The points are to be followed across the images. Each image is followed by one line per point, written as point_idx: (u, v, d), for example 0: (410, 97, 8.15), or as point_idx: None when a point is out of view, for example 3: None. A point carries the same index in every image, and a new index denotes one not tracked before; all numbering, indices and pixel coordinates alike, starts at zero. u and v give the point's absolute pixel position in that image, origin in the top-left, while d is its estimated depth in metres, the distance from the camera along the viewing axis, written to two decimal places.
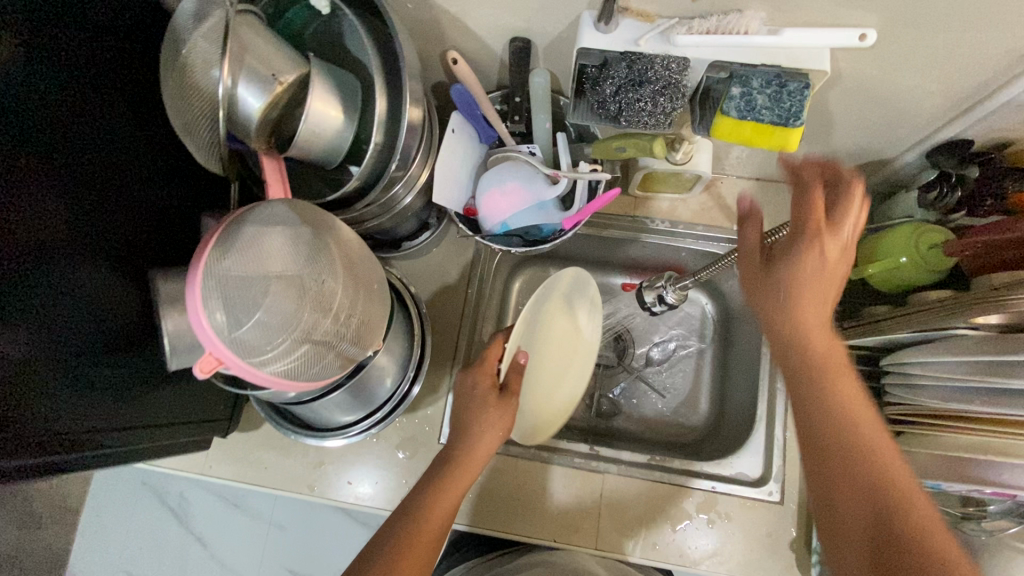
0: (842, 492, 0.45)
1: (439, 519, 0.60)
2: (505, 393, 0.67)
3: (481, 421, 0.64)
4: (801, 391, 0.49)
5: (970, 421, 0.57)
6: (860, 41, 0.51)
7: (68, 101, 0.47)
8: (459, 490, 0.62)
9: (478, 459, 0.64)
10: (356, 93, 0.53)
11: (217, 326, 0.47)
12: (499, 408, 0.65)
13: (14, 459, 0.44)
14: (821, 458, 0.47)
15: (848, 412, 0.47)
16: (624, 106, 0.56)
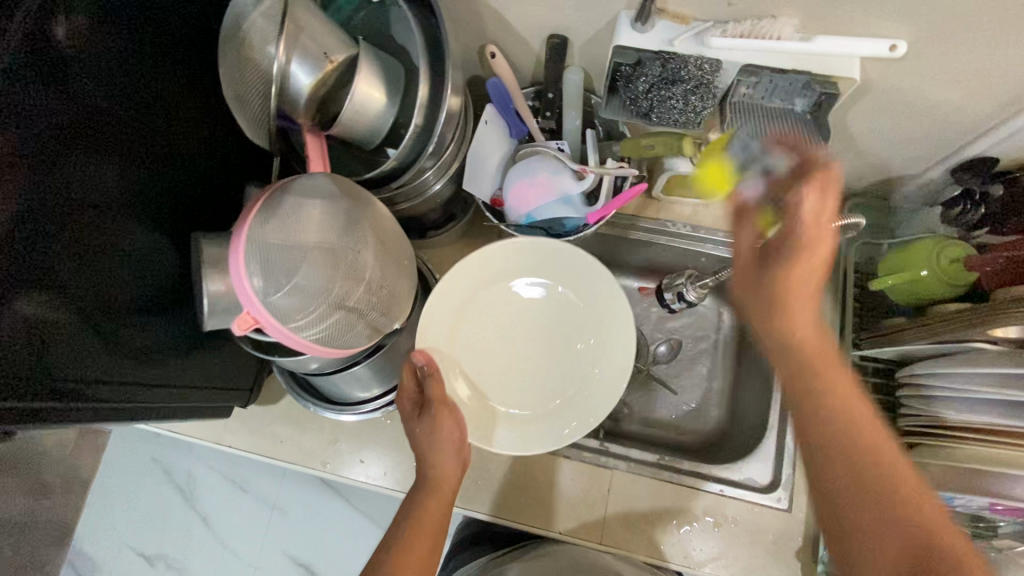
0: (867, 500, 0.47)
1: (425, 543, 0.59)
2: (426, 409, 0.63)
3: (428, 442, 0.62)
4: (852, 505, 0.48)
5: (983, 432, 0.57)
6: (890, 50, 0.52)
7: (128, 66, 0.50)
8: (440, 512, 0.61)
9: (447, 479, 0.62)
10: (399, 76, 0.55)
11: (257, 288, 0.49)
12: (427, 423, 0.63)
13: (45, 398, 0.46)
14: (861, 531, 0.47)
15: (879, 462, 0.48)
16: (656, 103, 0.58)
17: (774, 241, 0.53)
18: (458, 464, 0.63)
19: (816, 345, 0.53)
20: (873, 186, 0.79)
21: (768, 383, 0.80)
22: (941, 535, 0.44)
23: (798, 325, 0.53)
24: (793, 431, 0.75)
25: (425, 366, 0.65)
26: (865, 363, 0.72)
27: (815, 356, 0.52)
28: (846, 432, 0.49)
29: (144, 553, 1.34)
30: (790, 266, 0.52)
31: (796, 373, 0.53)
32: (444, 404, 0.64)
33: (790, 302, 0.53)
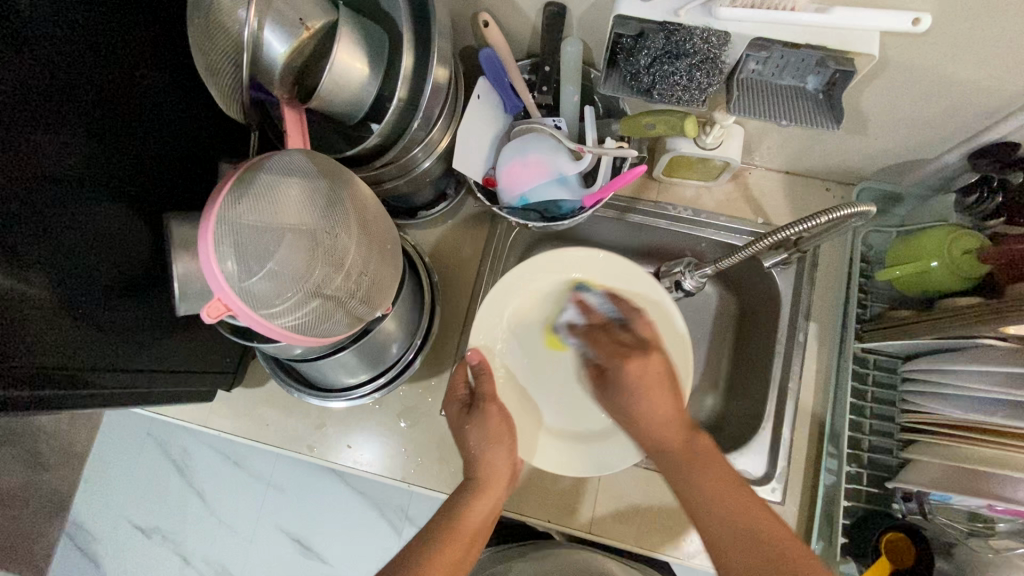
0: (731, 535, 0.51)
1: (470, 535, 0.57)
2: (476, 408, 0.63)
3: (480, 437, 0.62)
4: (706, 500, 0.53)
5: (984, 432, 0.55)
6: (912, 25, 0.48)
7: (83, 32, 0.46)
8: (488, 505, 0.59)
9: (499, 474, 0.61)
10: (383, 46, 0.52)
11: (229, 272, 0.46)
12: (477, 421, 0.62)
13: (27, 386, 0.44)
14: (722, 553, 0.51)
15: (710, 501, 0.52)
16: (657, 79, 0.54)
17: (616, 338, 0.62)
18: (509, 463, 0.61)
19: (665, 421, 0.56)
20: (884, 171, 0.75)
21: (766, 374, 0.78)
22: (780, 537, 0.50)
23: (648, 406, 0.56)
24: (790, 422, 0.74)
25: (477, 366, 0.66)
26: (866, 355, 0.71)
27: (658, 419, 0.56)
28: (668, 455, 0.56)
29: (140, 525, 1.36)
30: (633, 357, 0.57)
31: (637, 418, 0.57)
32: (492, 402, 0.64)
33: (644, 393, 0.56)
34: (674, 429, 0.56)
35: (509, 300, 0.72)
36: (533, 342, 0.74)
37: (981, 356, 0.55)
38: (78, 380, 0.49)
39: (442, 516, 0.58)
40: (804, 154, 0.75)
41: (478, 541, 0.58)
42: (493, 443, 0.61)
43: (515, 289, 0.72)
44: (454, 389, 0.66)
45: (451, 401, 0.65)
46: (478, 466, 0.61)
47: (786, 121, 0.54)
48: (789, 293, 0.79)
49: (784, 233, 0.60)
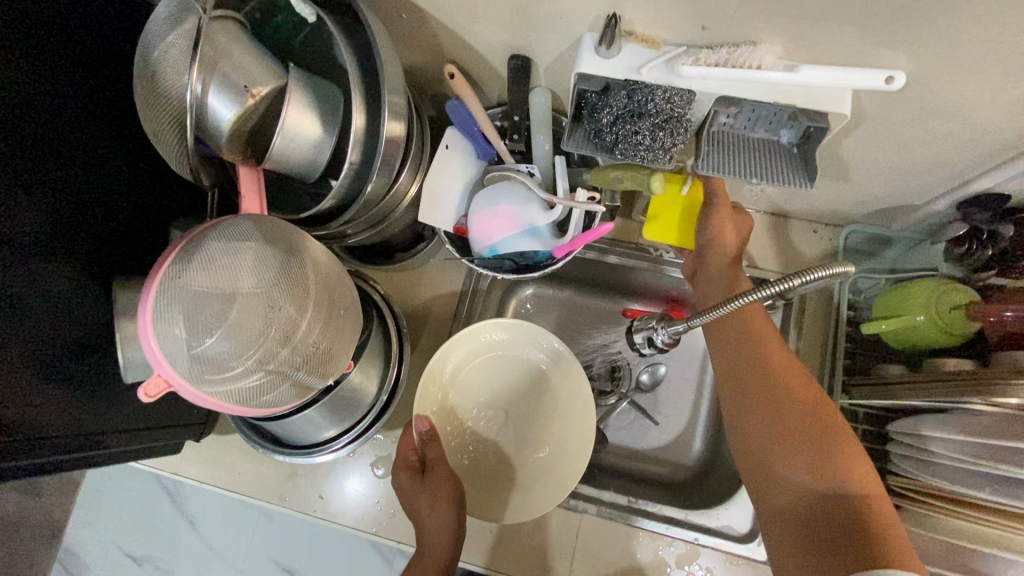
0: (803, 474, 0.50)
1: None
2: (425, 474, 0.64)
3: (428, 504, 0.63)
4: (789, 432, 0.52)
5: (989, 511, 0.51)
6: (885, 83, 0.45)
7: (33, 103, 0.46)
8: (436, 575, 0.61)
9: (444, 540, 0.62)
10: (338, 105, 0.51)
11: (170, 345, 0.45)
12: (427, 486, 0.63)
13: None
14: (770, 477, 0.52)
15: (780, 433, 0.52)
16: (621, 138, 0.52)
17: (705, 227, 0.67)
18: (456, 529, 0.62)
19: (751, 341, 0.58)
20: (872, 214, 0.72)
21: None
22: (842, 446, 0.50)
23: (742, 347, 0.58)
24: None
25: (425, 433, 0.67)
26: (856, 409, 0.67)
27: (760, 360, 0.56)
28: (763, 392, 0.55)
29: (133, 553, 1.35)
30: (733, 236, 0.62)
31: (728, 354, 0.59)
32: (443, 466, 0.64)
33: (748, 339, 0.58)
34: (786, 368, 0.56)
35: (445, 365, 0.73)
36: (480, 397, 0.75)
37: (969, 423, 0.51)
38: (16, 451, 0.48)
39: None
40: (789, 197, 0.73)
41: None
42: (438, 511, 0.62)
43: (450, 357, 0.73)
44: (404, 455, 0.67)
45: (401, 468, 0.66)
46: (427, 536, 0.62)
47: (757, 179, 0.51)
48: (775, 340, 0.76)
49: (769, 289, 0.50)
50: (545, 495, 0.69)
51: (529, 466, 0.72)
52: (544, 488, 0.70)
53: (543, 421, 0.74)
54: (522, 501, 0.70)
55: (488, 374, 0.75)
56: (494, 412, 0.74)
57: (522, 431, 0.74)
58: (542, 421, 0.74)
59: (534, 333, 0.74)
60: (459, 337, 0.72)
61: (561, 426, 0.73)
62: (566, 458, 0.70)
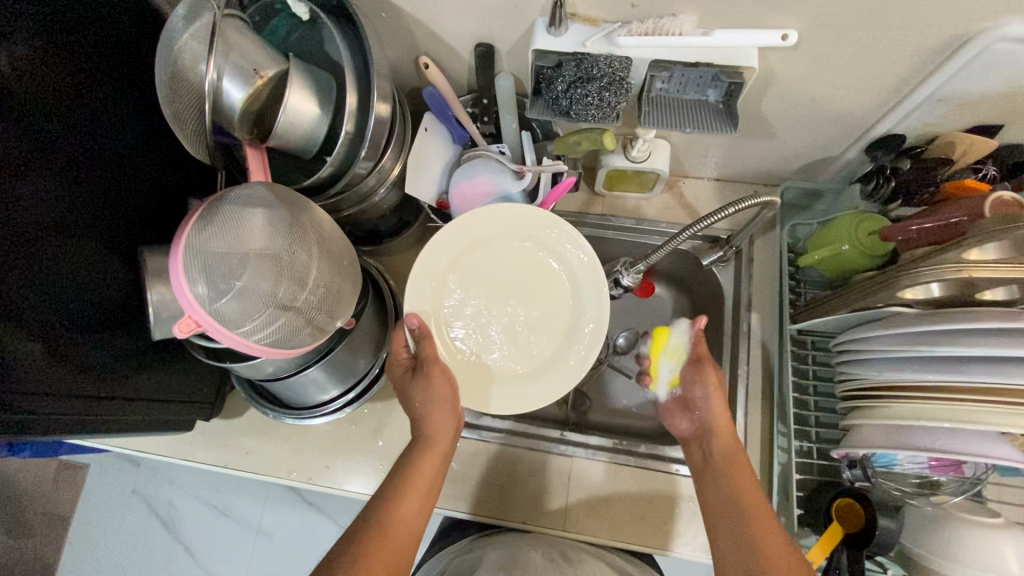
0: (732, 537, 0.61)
1: (419, 494, 0.62)
2: (417, 369, 0.68)
3: (422, 398, 0.66)
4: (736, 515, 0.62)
5: (933, 390, 0.59)
6: (782, 40, 0.57)
7: (65, 95, 0.53)
8: (437, 461, 0.65)
9: (442, 434, 0.66)
10: (331, 88, 0.59)
11: (199, 293, 0.51)
12: (421, 382, 0.67)
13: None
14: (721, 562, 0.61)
15: (734, 515, 0.62)
16: (574, 101, 0.61)
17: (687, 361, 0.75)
18: (455, 422, 0.67)
19: (726, 455, 0.67)
20: (800, 170, 0.83)
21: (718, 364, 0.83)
22: (761, 533, 0.59)
23: (719, 427, 0.69)
24: (743, 407, 0.78)
25: (417, 330, 0.67)
26: (804, 337, 0.77)
27: (727, 440, 0.68)
28: (722, 475, 0.65)
29: None
30: (704, 390, 0.71)
31: (713, 438, 0.69)
32: (437, 363, 0.67)
33: (716, 419, 0.69)
34: (738, 453, 0.67)
35: (441, 258, 0.73)
36: (478, 283, 0.75)
37: (892, 321, 0.61)
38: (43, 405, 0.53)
39: (396, 475, 0.63)
40: (728, 161, 0.83)
41: (426, 500, 0.63)
42: (435, 411, 0.66)
43: (444, 251, 0.73)
44: (397, 352, 0.70)
45: (395, 364, 0.69)
46: (426, 429, 0.66)
47: (690, 128, 0.62)
48: (730, 288, 0.85)
49: (691, 228, 0.66)
50: (543, 389, 0.72)
51: (523, 361, 0.74)
52: (533, 383, 0.73)
53: (544, 318, 0.75)
54: (509, 396, 0.72)
55: (487, 270, 0.75)
56: (494, 309, 0.75)
57: (524, 328, 0.75)
58: (546, 320, 0.75)
59: (540, 228, 0.74)
60: (450, 227, 0.72)
61: (565, 325, 0.75)
62: (568, 356, 0.73)
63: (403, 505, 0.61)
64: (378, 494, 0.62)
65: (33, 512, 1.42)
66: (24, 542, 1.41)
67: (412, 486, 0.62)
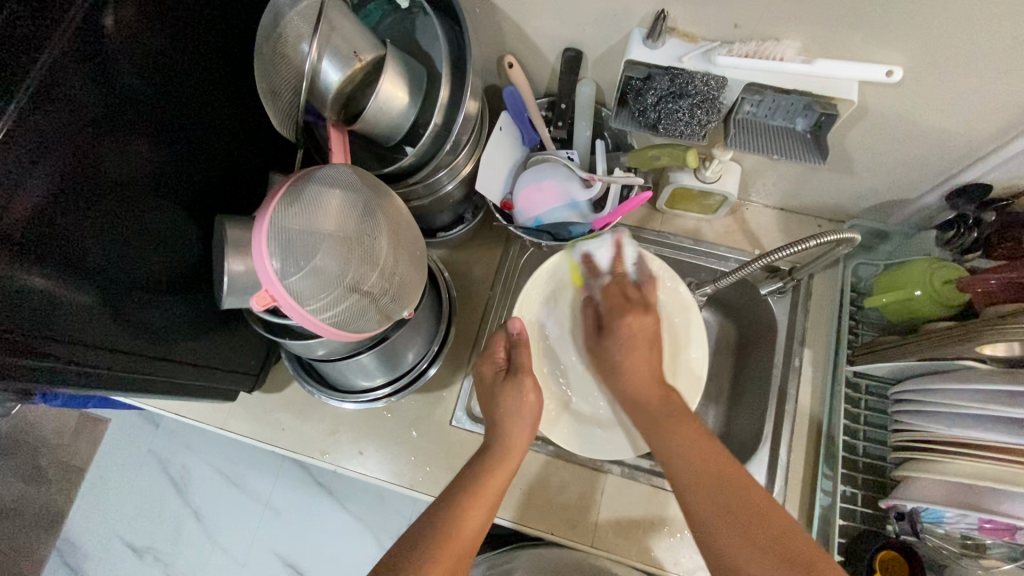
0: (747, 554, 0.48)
1: (487, 502, 0.60)
2: (510, 374, 0.67)
3: (510, 406, 0.66)
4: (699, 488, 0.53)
5: (1005, 453, 0.58)
6: (886, 76, 0.55)
7: (164, 59, 0.54)
8: (504, 479, 0.62)
9: (518, 448, 0.65)
10: (422, 80, 0.59)
11: (275, 266, 0.51)
12: (510, 388, 0.66)
13: (44, 359, 0.48)
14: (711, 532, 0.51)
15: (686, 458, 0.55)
16: (663, 115, 0.61)
17: (626, 291, 0.67)
18: (531, 437, 0.66)
19: (657, 407, 0.61)
20: (870, 210, 0.81)
21: (762, 398, 0.81)
22: (754, 503, 0.51)
23: (626, 361, 0.63)
24: (787, 443, 0.76)
25: (516, 334, 0.69)
26: (859, 380, 0.75)
27: (639, 384, 0.62)
28: (648, 423, 0.60)
29: (131, 544, 1.35)
30: (631, 312, 0.64)
31: (630, 382, 0.63)
32: (528, 375, 0.67)
33: (629, 348, 0.63)
34: (654, 391, 0.62)
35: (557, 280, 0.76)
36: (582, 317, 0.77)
37: (964, 376, 0.60)
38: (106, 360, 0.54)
39: (466, 480, 0.61)
40: (797, 192, 0.82)
41: (495, 506, 0.61)
42: (517, 426, 0.65)
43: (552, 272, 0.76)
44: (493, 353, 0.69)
45: (488, 363, 0.69)
46: (503, 440, 0.65)
47: (778, 155, 0.61)
48: (784, 321, 0.83)
49: (765, 258, 0.67)
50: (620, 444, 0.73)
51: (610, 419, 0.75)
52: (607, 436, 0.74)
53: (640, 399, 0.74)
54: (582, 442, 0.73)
55: None
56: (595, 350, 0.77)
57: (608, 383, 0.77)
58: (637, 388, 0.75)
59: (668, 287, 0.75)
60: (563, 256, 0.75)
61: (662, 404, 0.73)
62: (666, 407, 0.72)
63: (473, 512, 0.58)
64: (452, 490, 0.60)
65: (50, 461, 1.44)
66: (37, 489, 1.42)
67: (486, 489, 0.60)
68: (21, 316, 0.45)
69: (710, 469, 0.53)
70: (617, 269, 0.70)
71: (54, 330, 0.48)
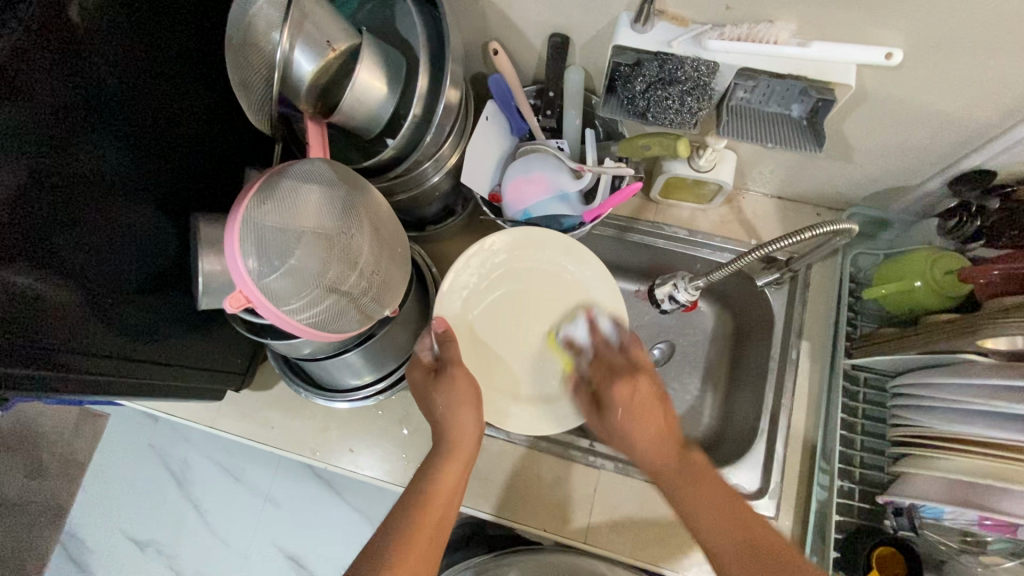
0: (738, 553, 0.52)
1: (441, 502, 0.60)
2: (441, 372, 0.65)
3: (448, 401, 0.64)
4: (703, 526, 0.55)
5: (1003, 449, 0.57)
6: (885, 58, 0.52)
7: (134, 53, 0.52)
8: (456, 471, 0.62)
9: (464, 441, 0.63)
10: (401, 69, 0.57)
11: (248, 265, 0.50)
12: (443, 384, 0.64)
13: (33, 367, 0.47)
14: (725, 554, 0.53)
15: (692, 502, 0.56)
16: (652, 103, 0.59)
17: (610, 363, 0.68)
18: (476, 428, 0.64)
19: (653, 443, 0.61)
20: (871, 197, 0.79)
21: (760, 391, 0.80)
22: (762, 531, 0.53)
23: (636, 429, 0.62)
24: (783, 437, 0.74)
25: (442, 332, 0.68)
26: (858, 373, 0.73)
27: (653, 449, 0.61)
28: (665, 473, 0.60)
29: (134, 538, 1.35)
30: (621, 379, 0.64)
31: (633, 444, 0.62)
32: (458, 366, 0.66)
33: (637, 416, 0.62)
34: (664, 442, 0.61)
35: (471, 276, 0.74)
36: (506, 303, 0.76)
37: (964, 370, 0.58)
38: (85, 364, 0.53)
39: (415, 487, 0.61)
40: (795, 180, 0.79)
41: (456, 491, 0.62)
42: (460, 415, 0.63)
43: (479, 261, 0.74)
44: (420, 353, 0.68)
45: (417, 365, 0.67)
46: (447, 428, 0.63)
47: (771, 143, 0.58)
48: (781, 312, 0.82)
49: (760, 249, 0.65)
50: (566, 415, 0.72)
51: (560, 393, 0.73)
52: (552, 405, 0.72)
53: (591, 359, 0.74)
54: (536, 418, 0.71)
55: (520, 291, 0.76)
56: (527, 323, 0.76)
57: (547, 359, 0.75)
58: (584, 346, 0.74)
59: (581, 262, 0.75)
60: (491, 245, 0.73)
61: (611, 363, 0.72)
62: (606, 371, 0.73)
63: (421, 523, 0.58)
64: (412, 487, 0.61)
65: (51, 457, 1.44)
66: (40, 484, 1.43)
67: (444, 481, 0.61)
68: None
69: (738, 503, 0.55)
70: (621, 342, 0.71)
71: (36, 339, 0.47)
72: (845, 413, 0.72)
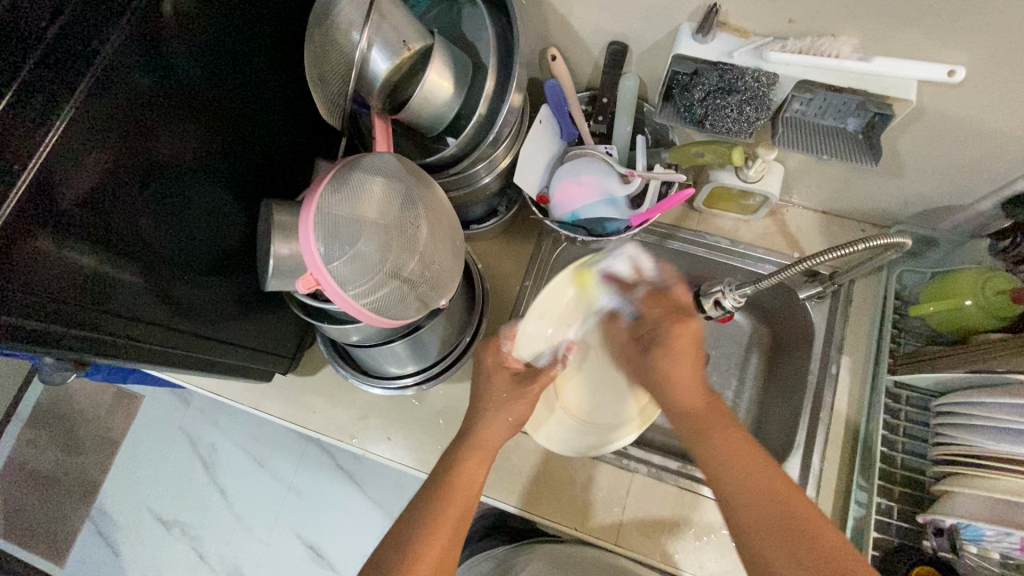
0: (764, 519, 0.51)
1: (454, 513, 0.61)
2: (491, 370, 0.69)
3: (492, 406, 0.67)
4: (729, 476, 0.55)
5: None
6: (947, 75, 0.53)
7: (222, 48, 0.55)
8: (475, 472, 0.63)
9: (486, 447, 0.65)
10: (467, 71, 0.59)
11: (316, 249, 0.52)
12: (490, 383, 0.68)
13: (109, 334, 0.51)
14: (746, 529, 0.52)
15: (726, 458, 0.56)
16: (710, 111, 0.61)
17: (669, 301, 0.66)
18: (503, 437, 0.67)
19: (700, 415, 0.60)
20: (919, 215, 0.78)
21: (796, 404, 0.79)
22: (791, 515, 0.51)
23: (676, 369, 0.61)
24: (819, 450, 0.74)
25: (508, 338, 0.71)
26: (899, 391, 0.73)
27: (682, 380, 0.61)
28: (698, 427, 0.59)
29: (163, 517, 1.39)
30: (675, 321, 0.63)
31: (673, 382, 0.62)
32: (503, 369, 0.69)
33: (674, 358, 0.61)
34: (689, 390, 0.61)
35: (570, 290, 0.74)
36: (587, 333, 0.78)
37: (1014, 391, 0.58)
38: (154, 336, 0.56)
39: (431, 486, 0.63)
40: (842, 195, 0.79)
41: (472, 494, 0.63)
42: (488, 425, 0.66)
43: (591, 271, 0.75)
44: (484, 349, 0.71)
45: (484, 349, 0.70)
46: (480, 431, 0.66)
47: (827, 155, 0.60)
48: (821, 326, 0.81)
49: (806, 262, 0.65)
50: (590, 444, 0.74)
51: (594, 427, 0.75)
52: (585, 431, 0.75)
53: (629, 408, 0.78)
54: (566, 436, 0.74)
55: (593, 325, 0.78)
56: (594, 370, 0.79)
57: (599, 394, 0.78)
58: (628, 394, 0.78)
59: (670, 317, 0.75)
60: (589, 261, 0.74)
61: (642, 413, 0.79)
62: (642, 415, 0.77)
63: (436, 524, 0.59)
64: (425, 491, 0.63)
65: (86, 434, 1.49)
66: (74, 459, 1.47)
67: (459, 481, 0.62)
68: (80, 294, 0.47)
69: (754, 466, 0.55)
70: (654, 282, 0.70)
71: (116, 309, 0.51)
72: (885, 429, 0.71)
